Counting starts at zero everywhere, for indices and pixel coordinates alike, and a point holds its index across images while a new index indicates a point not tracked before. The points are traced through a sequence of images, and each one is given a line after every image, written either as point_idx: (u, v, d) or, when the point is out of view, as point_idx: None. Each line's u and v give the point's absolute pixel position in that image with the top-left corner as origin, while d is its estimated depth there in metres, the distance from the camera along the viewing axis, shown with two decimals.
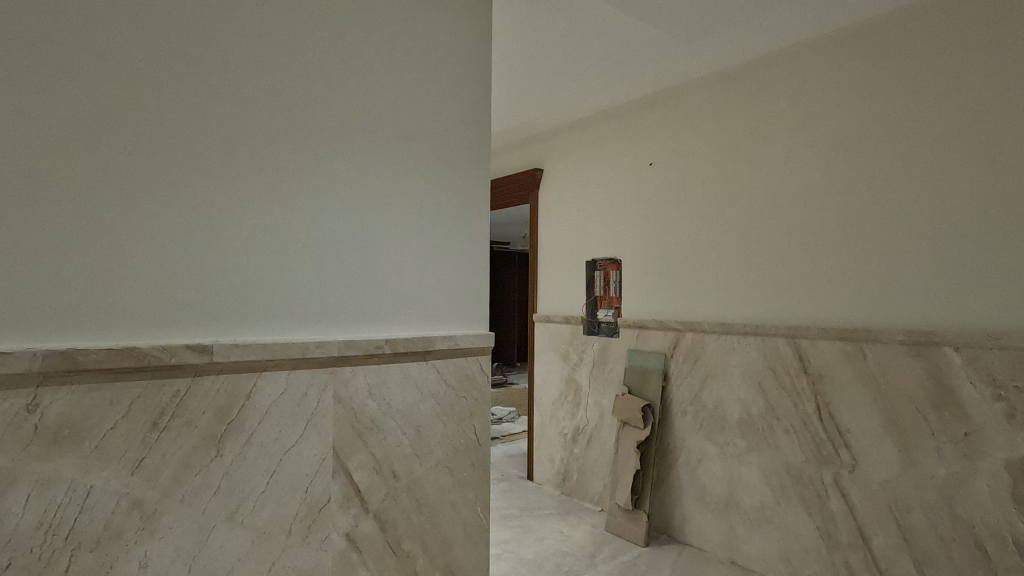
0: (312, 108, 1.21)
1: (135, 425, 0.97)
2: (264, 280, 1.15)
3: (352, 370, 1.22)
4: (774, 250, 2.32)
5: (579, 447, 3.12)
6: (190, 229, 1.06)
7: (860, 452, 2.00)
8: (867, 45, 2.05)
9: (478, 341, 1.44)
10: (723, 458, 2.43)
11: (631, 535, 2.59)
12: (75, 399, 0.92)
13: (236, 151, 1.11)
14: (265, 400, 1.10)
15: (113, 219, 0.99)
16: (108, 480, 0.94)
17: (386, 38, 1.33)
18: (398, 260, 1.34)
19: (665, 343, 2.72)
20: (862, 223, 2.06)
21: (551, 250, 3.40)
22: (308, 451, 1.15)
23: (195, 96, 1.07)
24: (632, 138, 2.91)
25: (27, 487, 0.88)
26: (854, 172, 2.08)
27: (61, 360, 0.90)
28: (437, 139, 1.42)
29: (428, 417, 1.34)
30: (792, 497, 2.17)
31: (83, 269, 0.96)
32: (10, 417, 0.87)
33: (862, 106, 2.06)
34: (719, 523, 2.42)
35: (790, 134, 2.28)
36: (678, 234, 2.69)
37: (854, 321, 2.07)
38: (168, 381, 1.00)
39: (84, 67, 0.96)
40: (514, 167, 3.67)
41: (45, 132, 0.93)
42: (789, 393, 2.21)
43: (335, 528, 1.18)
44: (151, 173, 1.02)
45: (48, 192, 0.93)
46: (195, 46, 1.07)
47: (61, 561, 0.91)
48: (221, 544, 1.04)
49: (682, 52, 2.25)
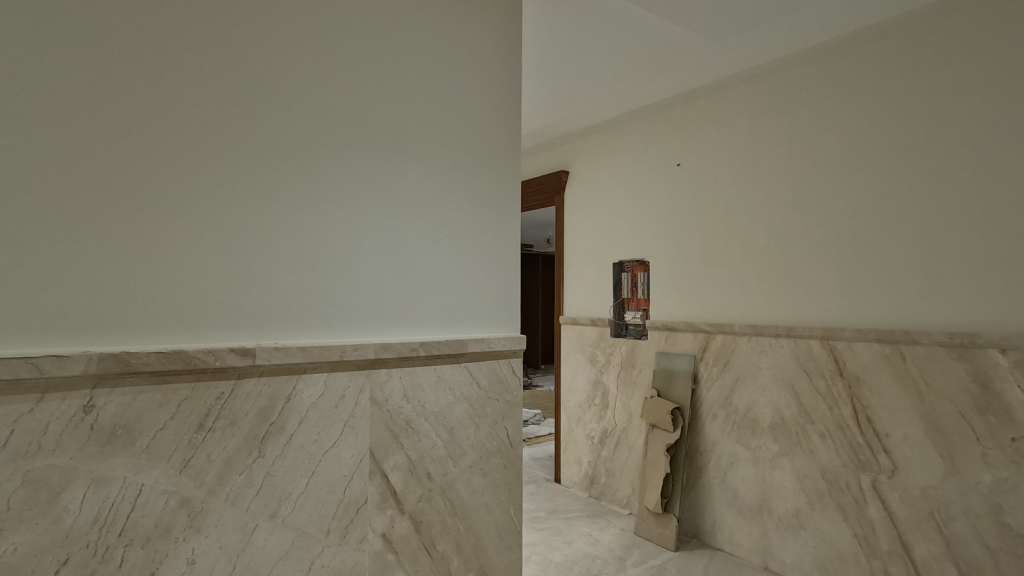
0: (348, 115, 1.24)
1: (183, 426, 1.00)
2: (305, 283, 1.17)
3: (388, 373, 1.24)
4: (808, 251, 2.28)
5: (607, 449, 3.10)
6: (232, 236, 1.09)
7: (900, 457, 1.95)
8: (902, 39, 2.00)
9: (510, 343, 1.45)
10: (755, 461, 2.39)
11: (660, 540, 2.56)
12: (127, 400, 0.95)
13: (275, 158, 1.14)
14: (305, 403, 1.12)
15: (160, 225, 1.02)
16: (158, 479, 0.97)
17: (419, 47, 1.35)
18: (431, 263, 1.36)
19: (695, 345, 2.69)
20: (900, 222, 2.00)
21: (578, 252, 3.40)
22: (346, 451, 1.17)
23: (235, 106, 1.10)
24: (660, 138, 2.89)
25: (83, 485, 0.92)
26: (891, 169, 2.03)
27: (115, 362, 0.94)
28: (468, 144, 1.43)
29: (461, 419, 1.35)
30: (828, 503, 2.13)
31: (133, 276, 1.00)
32: (68, 418, 0.91)
33: (897, 102, 2.02)
34: (751, 529, 2.38)
35: (824, 131, 2.23)
36: (708, 236, 2.66)
37: (892, 322, 2.02)
38: (213, 383, 1.03)
39: (132, 79, 1.00)
40: (540, 170, 3.69)
41: (97, 143, 0.97)
42: (823, 395, 2.17)
43: (372, 528, 1.20)
44: (196, 181, 1.06)
45: (100, 200, 0.97)
46: (235, 55, 1.10)
47: (113, 558, 0.94)
48: (263, 543, 1.07)
49: (710, 51, 2.23)
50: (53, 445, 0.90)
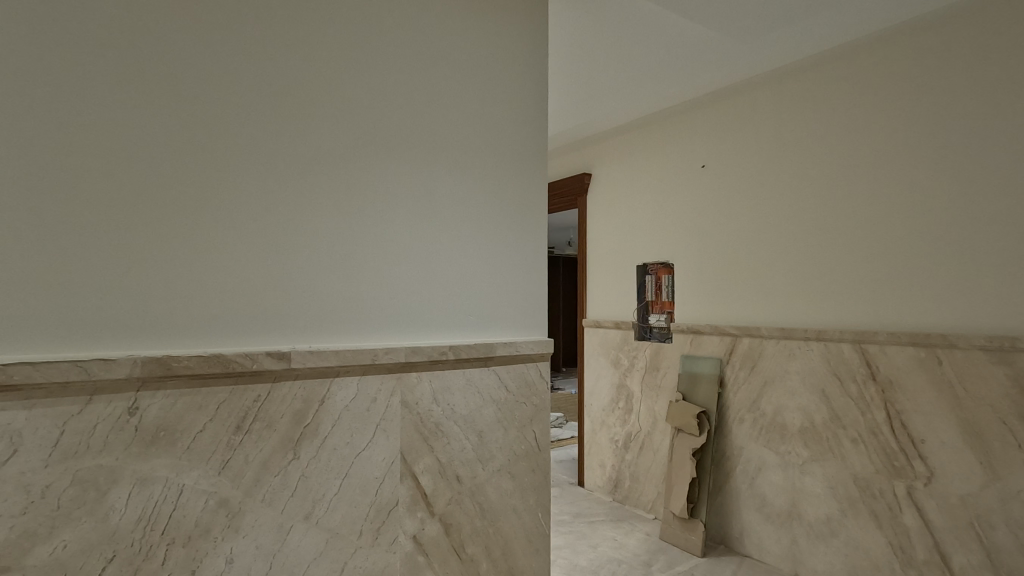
0: (380, 124, 1.26)
1: (221, 428, 1.02)
2: (338, 287, 1.20)
3: (418, 376, 1.25)
4: (838, 252, 2.23)
5: (631, 453, 3.08)
6: (267, 243, 1.12)
7: (937, 464, 1.90)
8: (935, 36, 1.96)
9: (537, 347, 1.45)
10: (785, 466, 2.34)
11: (687, 545, 2.53)
12: (170, 403, 0.98)
13: (309, 163, 1.17)
14: (337, 406, 1.14)
15: (200, 233, 1.05)
16: (198, 480, 1.00)
17: (448, 55, 1.36)
18: (460, 269, 1.37)
19: (721, 348, 2.66)
20: (935, 224, 1.96)
21: (601, 255, 3.39)
22: (378, 454, 1.19)
23: (270, 116, 1.13)
24: (685, 140, 2.87)
25: (128, 485, 0.95)
26: (925, 169, 1.99)
27: (158, 365, 0.96)
28: (496, 150, 1.44)
29: (490, 422, 1.36)
30: (861, 510, 2.08)
31: (174, 283, 1.03)
32: (115, 419, 0.94)
33: (931, 100, 1.98)
34: (781, 535, 2.34)
35: (854, 129, 2.19)
36: (733, 238, 2.64)
37: (927, 326, 1.97)
38: (250, 385, 1.05)
39: (172, 87, 1.03)
40: (562, 172, 3.68)
41: (138, 152, 1.00)
42: (855, 400, 2.12)
43: (403, 530, 1.21)
44: (235, 188, 1.09)
45: (144, 210, 1.00)
46: (270, 67, 1.13)
47: (156, 557, 0.96)
48: (298, 544, 1.08)
49: (736, 51, 2.22)
50: (100, 446, 0.93)
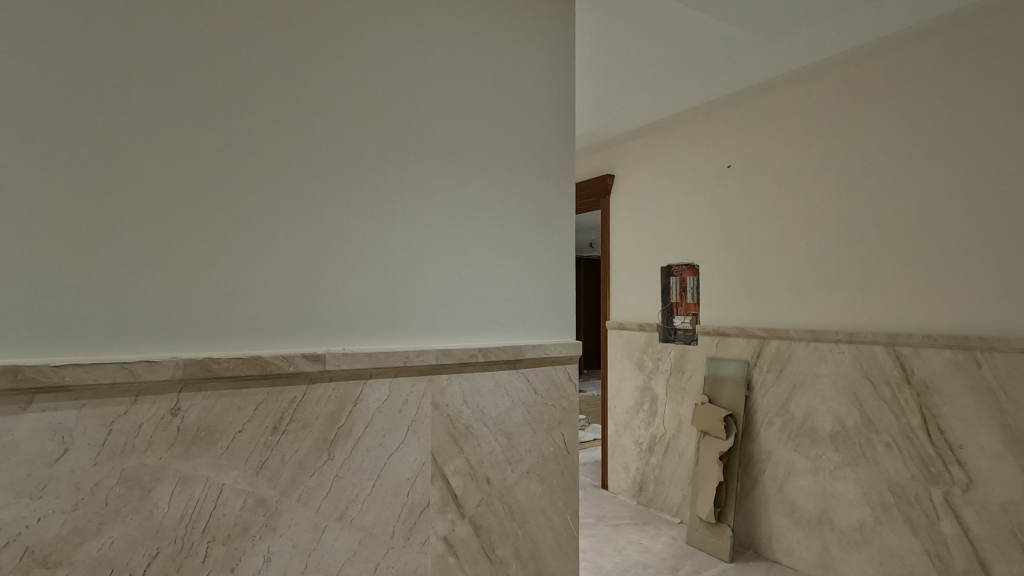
0: (411, 130, 1.27)
1: (259, 428, 1.04)
2: (372, 291, 1.21)
3: (448, 378, 1.26)
4: (870, 252, 2.18)
5: (657, 455, 3.05)
6: (301, 248, 1.14)
7: (976, 470, 1.85)
8: (972, 30, 1.91)
9: (566, 350, 1.45)
10: (815, 471, 2.30)
11: (714, 550, 2.50)
12: (210, 403, 1.00)
13: (342, 168, 1.18)
14: (370, 407, 1.16)
15: (239, 238, 1.08)
16: (236, 480, 1.02)
17: (477, 59, 1.37)
18: (488, 271, 1.37)
19: (748, 350, 2.63)
20: (972, 223, 1.91)
21: (624, 256, 3.38)
22: (410, 455, 1.20)
23: (303, 123, 1.15)
24: (710, 139, 2.85)
25: (171, 484, 0.97)
26: (962, 167, 1.94)
27: (199, 368, 0.99)
28: (524, 154, 1.45)
29: (518, 424, 1.36)
30: (896, 517, 2.03)
31: (213, 287, 1.05)
32: (158, 419, 0.96)
33: (968, 95, 1.93)
34: (811, 541, 2.30)
35: (886, 127, 2.14)
36: (760, 239, 2.60)
37: (966, 328, 1.92)
38: (287, 387, 1.07)
39: (212, 97, 1.06)
40: (585, 173, 3.67)
41: (179, 160, 1.03)
42: (889, 404, 2.08)
43: (434, 531, 1.22)
44: (270, 195, 1.11)
45: (185, 217, 1.03)
46: (304, 76, 1.15)
47: (198, 554, 0.99)
48: (333, 543, 1.10)
49: (764, 50, 2.19)
50: (145, 445, 0.95)
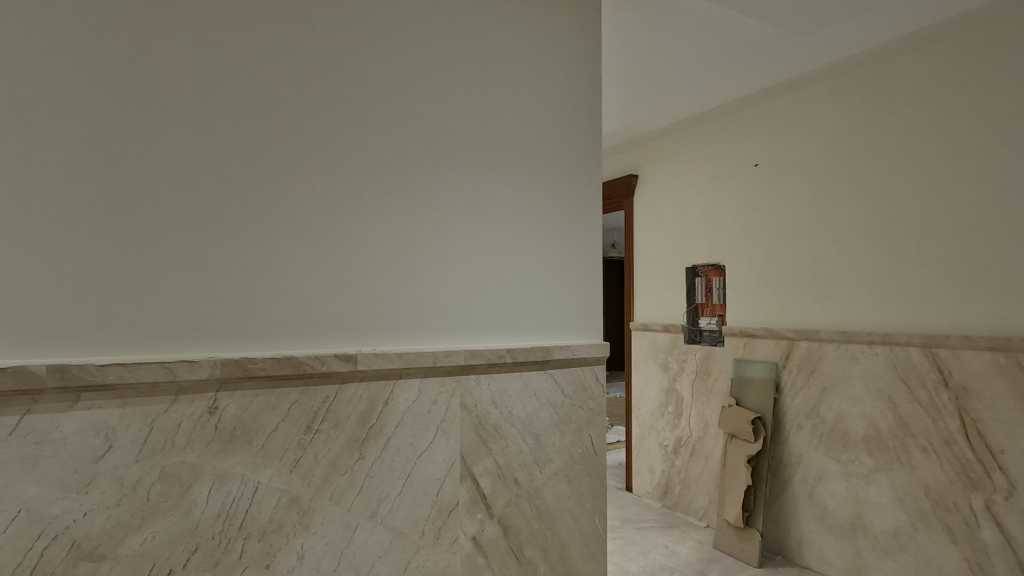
0: (438, 132, 1.28)
1: (293, 428, 1.06)
2: (402, 292, 1.22)
3: (476, 378, 1.26)
4: (904, 251, 2.13)
5: (682, 458, 3.01)
6: (333, 250, 1.15)
7: (1018, 476, 1.79)
8: (1011, 22, 1.85)
9: (594, 350, 1.44)
10: (848, 476, 2.24)
11: (741, 554, 2.46)
12: (246, 402, 1.02)
13: (372, 170, 1.20)
14: (401, 407, 1.16)
15: (272, 241, 1.09)
16: (271, 478, 1.04)
17: (504, 60, 1.37)
18: (516, 271, 1.37)
19: (777, 352, 2.58)
20: (1012, 222, 1.85)
21: (648, 256, 3.34)
22: (439, 455, 1.20)
23: (334, 126, 1.16)
24: (737, 137, 2.81)
25: (209, 481, 0.99)
26: (1000, 164, 1.88)
27: (236, 367, 1.01)
28: (550, 155, 1.44)
29: (546, 425, 1.36)
30: (933, 523, 1.98)
31: (248, 289, 1.07)
32: (196, 418, 0.99)
33: (1007, 90, 1.87)
34: (844, 548, 2.25)
35: (921, 123, 2.09)
36: (788, 238, 2.56)
37: (1006, 329, 1.86)
38: (320, 386, 1.09)
39: (246, 102, 1.08)
40: (609, 173, 3.65)
41: (215, 164, 1.05)
42: (925, 407, 2.02)
43: (463, 531, 1.22)
44: (301, 199, 1.12)
45: (221, 220, 1.05)
46: (335, 80, 1.16)
47: (234, 550, 1.01)
48: (365, 541, 1.11)
49: (793, 46, 2.15)
50: (184, 442, 0.98)
